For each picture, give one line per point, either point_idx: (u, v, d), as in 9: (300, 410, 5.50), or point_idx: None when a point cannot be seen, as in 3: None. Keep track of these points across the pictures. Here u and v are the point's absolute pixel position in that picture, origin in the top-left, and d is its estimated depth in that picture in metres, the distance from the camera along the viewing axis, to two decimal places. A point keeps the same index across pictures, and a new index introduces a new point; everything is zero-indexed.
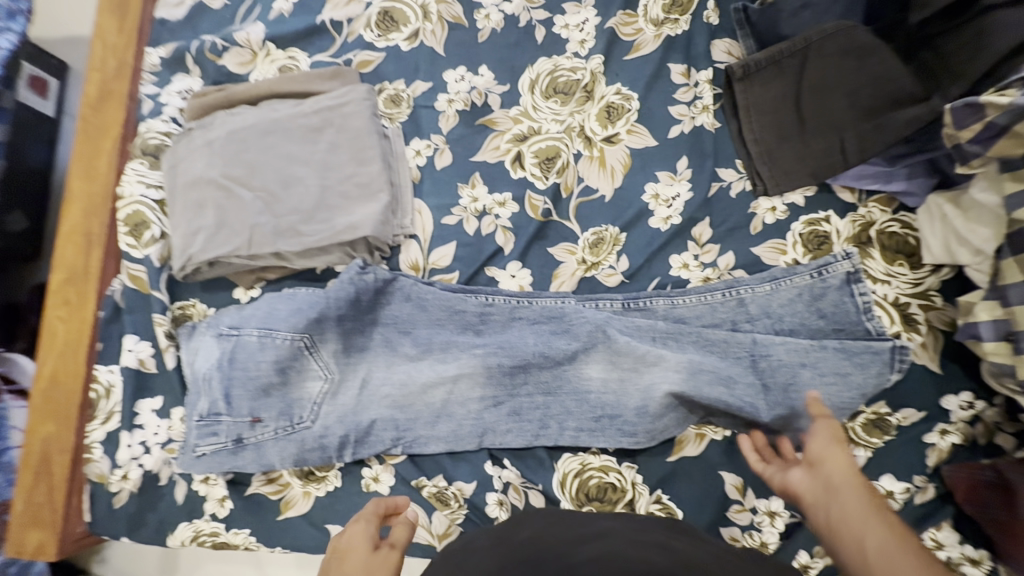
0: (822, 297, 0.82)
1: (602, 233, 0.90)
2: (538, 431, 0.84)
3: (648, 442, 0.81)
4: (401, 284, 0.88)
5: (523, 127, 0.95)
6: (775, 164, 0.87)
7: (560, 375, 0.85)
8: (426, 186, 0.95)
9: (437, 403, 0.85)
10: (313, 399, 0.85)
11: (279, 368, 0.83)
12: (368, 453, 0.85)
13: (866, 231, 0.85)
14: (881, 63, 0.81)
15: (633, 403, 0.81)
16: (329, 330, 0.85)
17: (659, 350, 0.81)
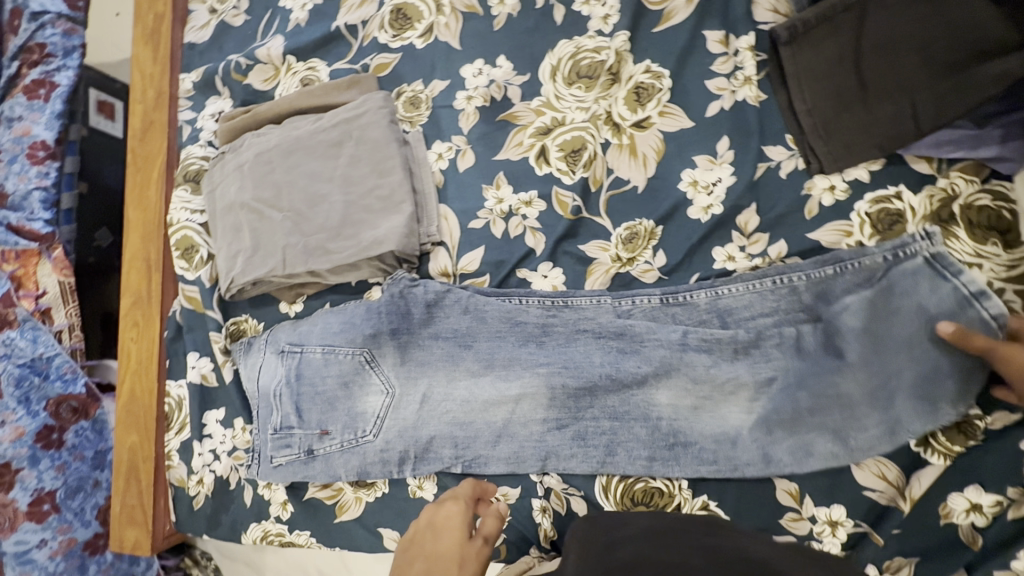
0: (894, 290, 0.70)
1: (636, 228, 0.84)
2: (605, 458, 0.79)
3: (694, 443, 0.76)
4: (433, 291, 0.87)
5: (545, 119, 0.90)
6: (832, 138, 0.76)
7: (628, 399, 0.78)
8: (450, 190, 0.93)
9: (472, 409, 0.84)
10: (377, 413, 0.86)
11: (342, 382, 0.87)
12: (428, 469, 0.84)
13: (948, 207, 0.73)
14: (960, 7, 0.68)
15: (674, 411, 0.77)
16: (388, 345, 0.86)
17: (736, 373, 0.74)
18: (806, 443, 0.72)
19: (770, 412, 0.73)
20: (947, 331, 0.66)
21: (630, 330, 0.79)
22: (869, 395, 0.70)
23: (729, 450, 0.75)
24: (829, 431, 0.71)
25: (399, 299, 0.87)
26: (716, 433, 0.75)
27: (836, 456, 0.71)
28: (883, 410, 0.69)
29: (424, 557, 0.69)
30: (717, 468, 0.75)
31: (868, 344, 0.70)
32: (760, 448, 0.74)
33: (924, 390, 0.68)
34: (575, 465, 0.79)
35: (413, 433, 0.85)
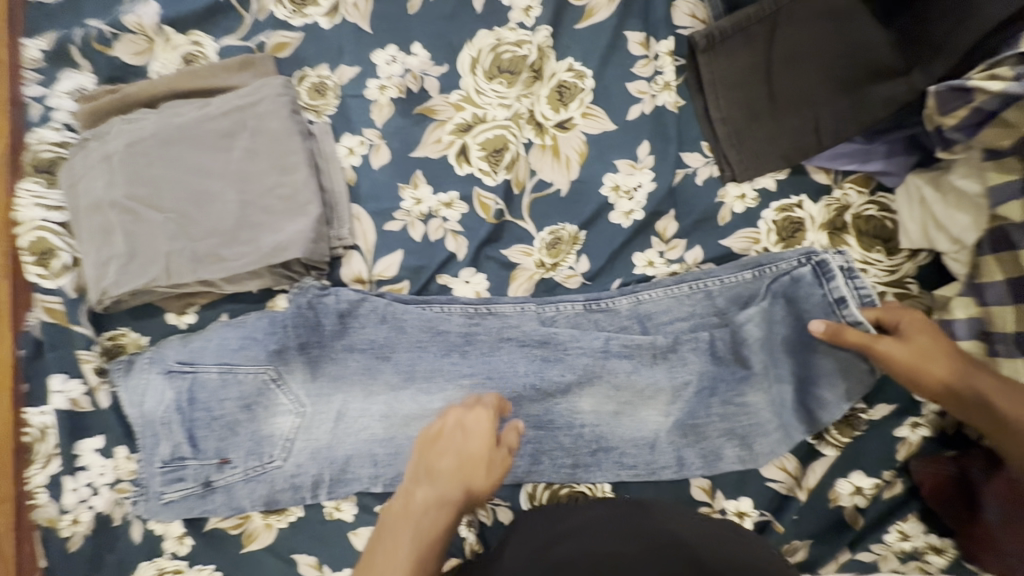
0: (798, 297, 0.73)
1: (559, 233, 0.82)
2: (530, 467, 0.78)
3: (615, 447, 0.77)
4: (345, 300, 0.80)
5: (465, 115, 0.85)
6: (743, 147, 0.78)
7: (551, 408, 0.78)
8: (363, 189, 0.86)
9: (393, 425, 0.79)
10: (285, 435, 0.79)
11: (244, 404, 0.79)
12: (345, 492, 0.80)
13: (841, 216, 0.78)
14: (860, 29, 0.71)
15: (595, 417, 0.77)
16: (295, 360, 0.79)
17: (656, 381, 0.76)
18: (716, 448, 0.76)
19: (686, 415, 0.76)
20: (820, 328, 0.70)
21: (554, 339, 0.77)
22: (772, 395, 0.75)
23: (649, 453, 0.76)
24: (738, 435, 0.75)
25: (308, 309, 0.79)
26: (636, 437, 0.76)
27: (742, 460, 0.75)
28: (783, 408, 0.74)
29: (455, 456, 0.68)
30: (638, 471, 0.76)
31: (769, 347, 0.74)
32: (677, 450, 0.76)
33: (817, 389, 0.74)
34: (501, 476, 0.78)
35: (329, 454, 0.79)
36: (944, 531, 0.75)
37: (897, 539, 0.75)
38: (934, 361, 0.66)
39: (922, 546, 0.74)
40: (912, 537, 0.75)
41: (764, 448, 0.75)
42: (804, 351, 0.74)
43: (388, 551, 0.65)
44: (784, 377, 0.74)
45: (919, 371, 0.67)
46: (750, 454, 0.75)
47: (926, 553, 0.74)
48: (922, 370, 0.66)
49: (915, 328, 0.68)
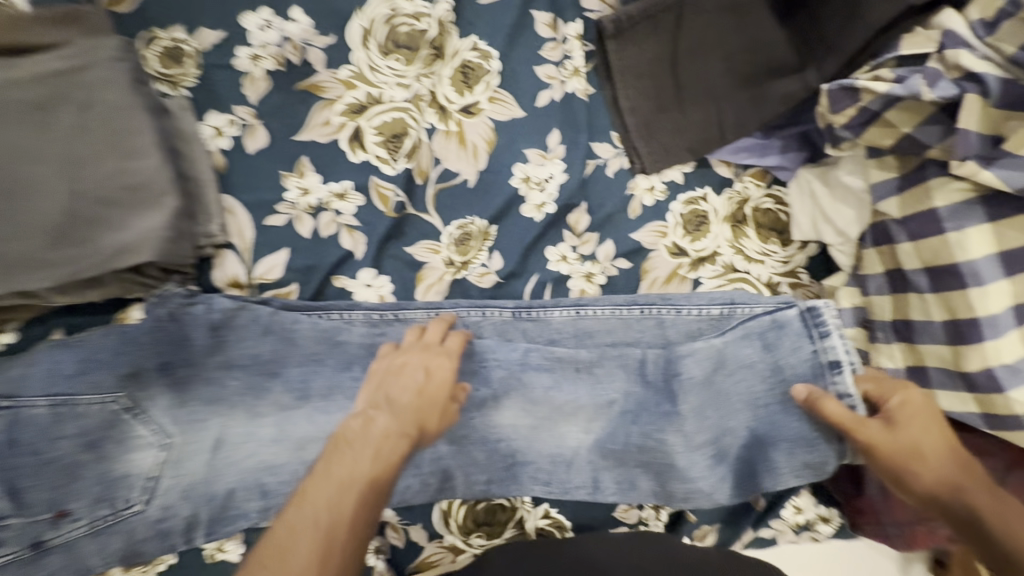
0: (778, 345, 0.65)
1: (468, 228, 0.76)
2: (442, 485, 0.70)
3: (531, 461, 0.71)
4: (218, 309, 0.68)
5: (358, 94, 0.75)
6: (652, 139, 0.77)
7: (466, 422, 0.70)
8: (235, 177, 0.73)
9: (286, 450, 0.68)
10: (144, 474, 0.64)
11: (88, 440, 0.63)
12: (229, 532, 0.67)
13: (742, 209, 0.80)
14: (758, 23, 0.71)
15: (513, 430, 0.70)
16: (155, 383, 0.65)
17: (575, 399, 0.69)
18: (631, 477, 0.69)
19: (606, 437, 0.69)
20: (801, 392, 0.63)
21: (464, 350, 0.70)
22: (686, 437, 0.67)
23: (569, 470, 0.70)
24: (654, 469, 0.68)
25: (172, 322, 0.66)
26: (553, 453, 0.70)
27: (656, 494, 0.69)
28: (699, 456, 0.66)
29: (409, 390, 0.61)
30: (553, 488, 0.70)
31: (705, 386, 0.66)
32: (594, 471, 0.70)
33: (745, 433, 0.66)
34: (413, 498, 0.69)
35: (204, 491, 0.66)
36: (833, 503, 0.81)
37: (794, 514, 0.79)
38: (927, 459, 0.57)
39: (813, 518, 0.80)
40: (805, 510, 0.79)
41: (687, 492, 0.67)
42: (743, 398, 0.65)
43: (341, 470, 0.55)
44: (712, 421, 0.66)
45: (909, 470, 0.57)
46: (664, 492, 0.68)
47: (817, 523, 0.79)
48: (913, 468, 0.57)
49: (910, 415, 0.59)
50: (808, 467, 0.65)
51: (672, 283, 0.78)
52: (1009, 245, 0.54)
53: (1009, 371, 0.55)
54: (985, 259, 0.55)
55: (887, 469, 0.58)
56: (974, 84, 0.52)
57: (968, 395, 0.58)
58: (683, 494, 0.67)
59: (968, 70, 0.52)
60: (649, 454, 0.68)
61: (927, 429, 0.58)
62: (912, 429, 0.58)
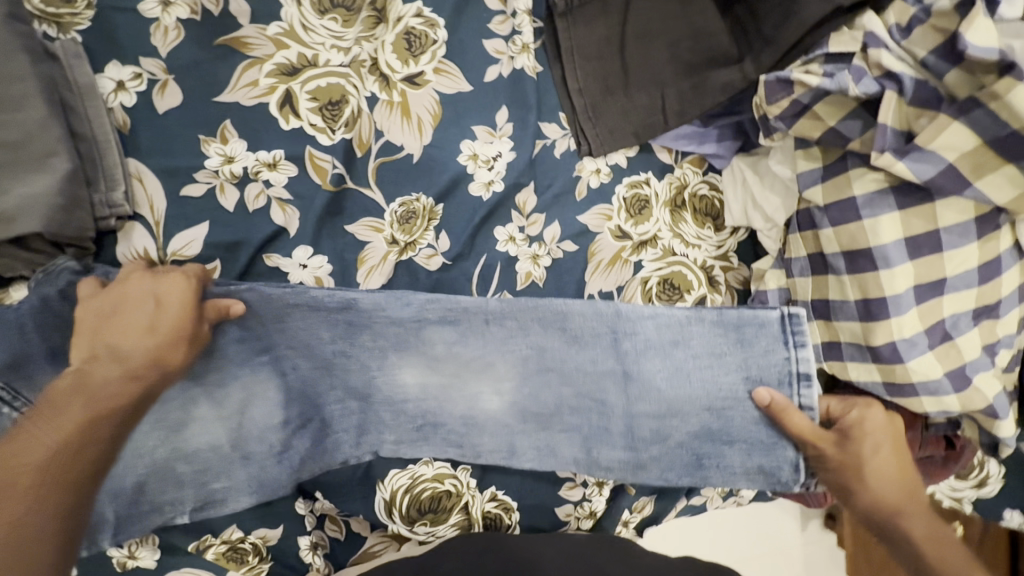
0: (751, 343, 0.69)
1: (413, 205, 0.73)
2: (355, 442, 0.70)
3: (444, 423, 0.71)
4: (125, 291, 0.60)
5: (289, 54, 0.68)
6: (599, 121, 0.77)
7: (370, 381, 0.70)
8: (143, 139, 0.64)
9: (191, 435, 0.65)
10: None
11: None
12: (138, 530, 0.63)
13: (681, 194, 0.83)
14: (701, 12, 0.73)
15: (421, 391, 0.71)
16: (45, 372, 0.57)
17: (487, 358, 0.71)
18: (550, 442, 0.72)
19: (526, 400, 0.71)
20: (764, 399, 0.68)
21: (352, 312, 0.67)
22: (601, 404, 0.71)
23: (476, 430, 0.72)
24: (579, 435, 0.72)
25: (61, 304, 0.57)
26: (463, 415, 0.71)
27: (578, 461, 0.72)
28: (626, 420, 0.71)
29: (140, 328, 0.55)
30: (464, 451, 0.71)
31: (671, 378, 0.70)
32: (510, 434, 0.72)
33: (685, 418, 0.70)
34: (338, 454, 0.70)
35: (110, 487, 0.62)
36: None
37: None
38: (872, 480, 0.64)
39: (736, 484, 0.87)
40: None
41: (612, 462, 0.72)
42: (701, 387, 0.69)
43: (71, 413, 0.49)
44: (659, 404, 0.70)
45: (854, 483, 0.65)
46: (585, 456, 0.72)
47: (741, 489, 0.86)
48: (856, 484, 0.65)
49: (867, 435, 0.65)
50: (762, 470, 0.70)
51: (615, 265, 0.80)
52: (913, 231, 0.60)
53: (908, 344, 0.62)
54: (894, 244, 0.60)
55: (833, 478, 0.67)
56: (891, 83, 0.56)
57: (873, 366, 0.65)
58: (605, 462, 0.72)
59: (887, 69, 0.56)
60: (574, 416, 0.71)
61: (881, 451, 0.65)
62: (864, 451, 0.65)
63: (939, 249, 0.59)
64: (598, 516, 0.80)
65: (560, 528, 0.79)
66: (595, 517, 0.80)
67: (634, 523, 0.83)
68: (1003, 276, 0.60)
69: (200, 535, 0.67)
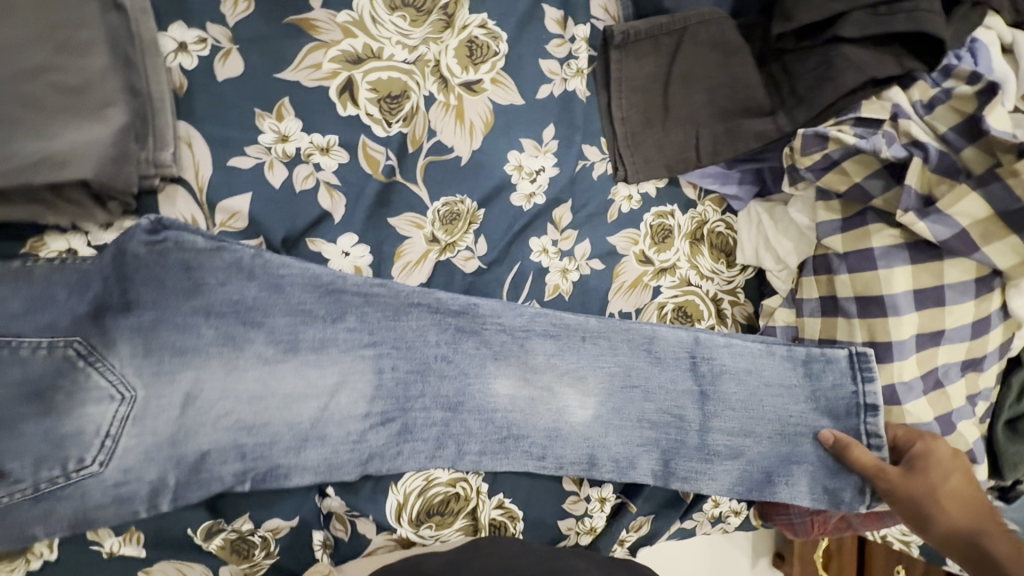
0: (820, 376, 0.73)
1: (457, 206, 0.74)
2: (435, 452, 0.72)
3: (526, 436, 0.75)
4: (192, 247, 0.61)
5: (356, 43, 0.69)
6: (636, 150, 0.81)
7: (462, 388, 0.73)
8: (196, 103, 0.63)
9: (267, 408, 0.67)
10: (101, 432, 0.61)
11: (33, 391, 0.58)
12: (198, 495, 0.63)
13: (700, 229, 0.87)
14: (742, 65, 0.79)
15: (510, 401, 0.75)
16: (119, 326, 0.61)
17: (579, 371, 0.76)
18: (633, 456, 0.76)
19: (613, 413, 0.76)
20: (829, 438, 0.72)
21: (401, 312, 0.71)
22: (685, 422, 0.76)
23: (561, 443, 0.75)
24: (657, 449, 0.76)
25: (134, 262, 0.60)
26: (549, 427, 0.75)
27: (656, 474, 0.76)
28: (708, 438, 0.76)
29: None
30: (545, 463, 0.75)
31: (744, 402, 0.76)
32: (591, 447, 0.75)
33: (753, 442, 0.75)
34: (403, 463, 0.71)
35: (171, 453, 0.63)
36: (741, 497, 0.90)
37: (713, 507, 0.87)
38: (946, 506, 0.64)
39: (727, 511, 0.88)
40: (722, 504, 0.88)
41: (691, 472, 0.76)
42: (770, 412, 0.75)
43: None
44: (723, 425, 0.76)
45: (922, 510, 0.65)
46: (664, 469, 0.76)
47: (729, 516, 0.89)
48: (924, 510, 0.64)
49: (931, 462, 0.66)
50: (827, 493, 0.74)
51: (636, 288, 0.83)
52: (921, 285, 0.67)
53: (904, 388, 0.69)
54: (904, 294, 0.67)
55: (903, 509, 0.66)
56: (919, 150, 0.64)
57: None
58: (685, 474, 0.76)
59: (915, 138, 0.64)
60: (656, 430, 0.76)
61: (949, 477, 0.65)
62: (931, 477, 0.65)
63: (941, 303, 0.66)
64: (597, 532, 0.81)
65: (559, 542, 0.79)
66: (594, 533, 0.81)
67: (629, 542, 0.84)
68: (990, 333, 0.68)
69: (214, 517, 0.65)
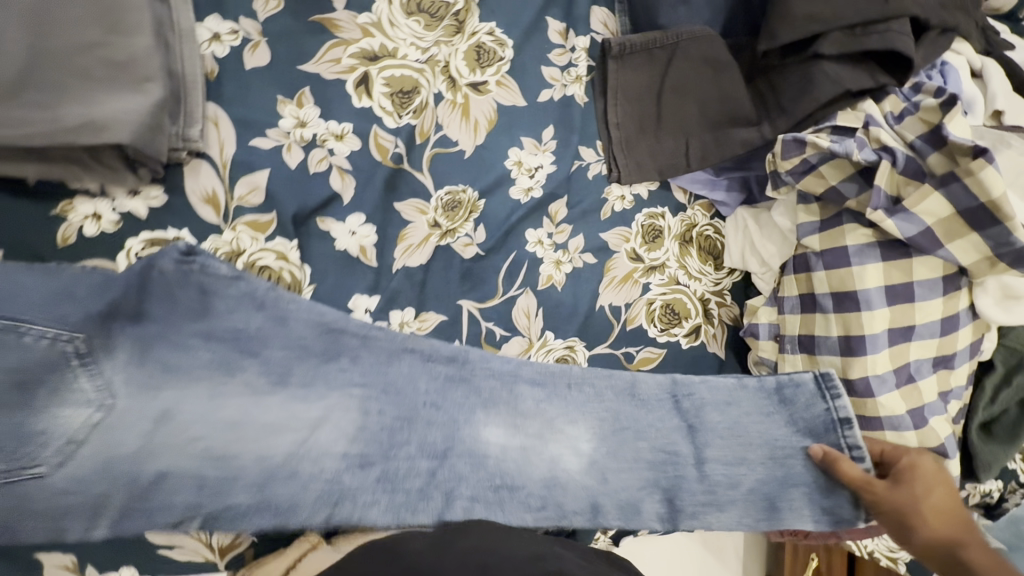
0: (795, 403, 0.76)
1: (459, 195, 0.79)
2: (417, 503, 0.68)
3: (522, 486, 0.73)
4: (212, 275, 0.63)
5: (374, 42, 0.75)
6: (630, 154, 0.86)
7: (451, 435, 0.72)
8: (226, 87, 0.69)
9: (240, 438, 0.65)
10: (68, 437, 0.58)
11: (21, 381, 0.55)
12: (137, 527, 0.60)
13: (690, 232, 0.92)
14: (731, 79, 0.84)
15: (501, 450, 0.74)
16: (121, 334, 0.60)
17: (570, 415, 0.76)
18: (635, 501, 0.74)
19: (602, 454, 0.76)
20: (818, 452, 0.73)
21: (399, 287, 0.74)
22: (676, 455, 0.76)
23: (559, 490, 0.74)
24: (659, 490, 0.75)
25: (158, 279, 0.61)
26: (545, 477, 0.74)
27: (661, 517, 0.74)
28: (705, 467, 0.76)
29: None
30: (546, 513, 0.72)
31: (732, 432, 0.77)
32: (592, 494, 0.74)
33: (750, 472, 0.75)
34: (375, 515, 0.67)
35: (130, 470, 0.60)
36: None
37: None
38: (928, 515, 0.66)
39: None
40: None
41: (695, 508, 0.74)
42: (762, 442, 0.76)
43: None
44: (716, 458, 0.76)
45: (908, 519, 0.66)
46: (669, 510, 0.74)
47: None
48: (909, 519, 0.66)
49: (918, 474, 0.68)
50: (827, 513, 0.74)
51: (626, 283, 0.87)
52: (892, 282, 0.71)
53: (879, 380, 0.72)
54: (876, 290, 0.71)
55: (891, 519, 0.68)
56: (887, 155, 0.68)
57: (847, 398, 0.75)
58: (693, 508, 0.74)
59: (884, 144, 0.69)
60: (652, 471, 0.76)
61: (935, 487, 0.67)
62: (913, 487, 0.67)
63: (911, 299, 0.70)
64: (579, 518, 0.83)
65: (541, 524, 0.81)
66: (577, 518, 0.83)
67: (611, 530, 0.86)
68: (959, 331, 0.71)
69: None
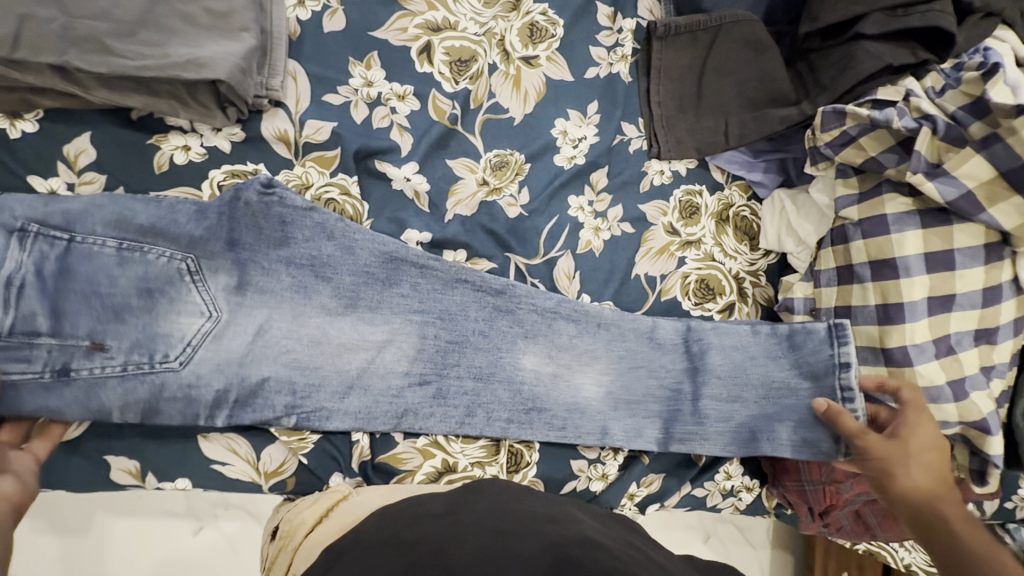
0: (802, 346, 0.81)
1: (506, 158, 0.83)
2: (464, 418, 0.77)
3: (548, 409, 0.80)
4: (288, 205, 0.70)
5: (437, 15, 0.82)
6: (670, 131, 0.89)
7: (495, 360, 0.79)
8: (305, 47, 0.77)
9: (322, 352, 0.73)
10: (185, 339, 0.68)
11: (145, 290, 0.66)
12: (250, 419, 0.70)
13: (726, 211, 0.89)
14: (772, 61, 0.88)
15: (536, 376, 0.80)
16: (216, 258, 0.69)
17: (594, 350, 0.82)
18: (638, 426, 0.82)
19: (620, 390, 0.83)
20: (822, 405, 0.77)
21: (449, 237, 0.79)
22: (690, 394, 0.83)
23: (579, 416, 0.81)
24: (657, 419, 0.83)
25: (244, 208, 0.69)
26: (568, 403, 0.81)
27: (658, 442, 0.82)
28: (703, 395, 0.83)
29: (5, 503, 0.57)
30: (565, 433, 0.80)
31: (731, 370, 0.83)
32: (604, 420, 0.81)
33: (738, 408, 0.83)
34: (434, 425, 0.76)
35: (237, 373, 0.69)
36: (753, 475, 0.91)
37: (723, 478, 0.88)
38: (914, 465, 0.68)
39: (738, 486, 0.89)
40: (734, 477, 0.88)
41: (685, 434, 0.83)
42: (761, 392, 0.82)
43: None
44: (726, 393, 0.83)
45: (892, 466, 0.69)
46: (665, 435, 0.83)
47: (741, 490, 0.89)
48: (896, 466, 0.69)
49: (916, 431, 0.70)
50: (806, 443, 0.80)
51: (662, 256, 0.86)
52: (932, 249, 0.73)
53: (917, 349, 0.73)
54: (914, 257, 0.74)
55: (874, 465, 0.70)
56: (928, 121, 0.72)
57: (885, 368, 0.76)
58: (682, 435, 0.83)
59: (924, 112, 0.72)
60: (661, 404, 0.83)
61: (931, 446, 0.69)
62: (910, 443, 0.69)
63: (952, 268, 0.72)
64: (609, 480, 0.83)
65: (570, 482, 0.81)
66: (606, 481, 0.83)
67: (639, 498, 0.85)
68: (1002, 303, 0.72)
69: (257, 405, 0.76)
